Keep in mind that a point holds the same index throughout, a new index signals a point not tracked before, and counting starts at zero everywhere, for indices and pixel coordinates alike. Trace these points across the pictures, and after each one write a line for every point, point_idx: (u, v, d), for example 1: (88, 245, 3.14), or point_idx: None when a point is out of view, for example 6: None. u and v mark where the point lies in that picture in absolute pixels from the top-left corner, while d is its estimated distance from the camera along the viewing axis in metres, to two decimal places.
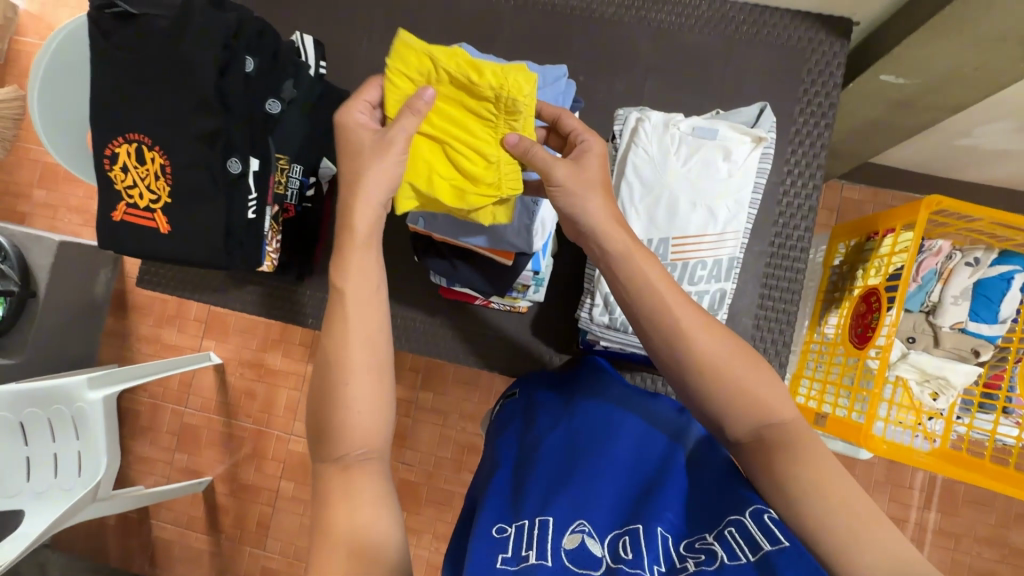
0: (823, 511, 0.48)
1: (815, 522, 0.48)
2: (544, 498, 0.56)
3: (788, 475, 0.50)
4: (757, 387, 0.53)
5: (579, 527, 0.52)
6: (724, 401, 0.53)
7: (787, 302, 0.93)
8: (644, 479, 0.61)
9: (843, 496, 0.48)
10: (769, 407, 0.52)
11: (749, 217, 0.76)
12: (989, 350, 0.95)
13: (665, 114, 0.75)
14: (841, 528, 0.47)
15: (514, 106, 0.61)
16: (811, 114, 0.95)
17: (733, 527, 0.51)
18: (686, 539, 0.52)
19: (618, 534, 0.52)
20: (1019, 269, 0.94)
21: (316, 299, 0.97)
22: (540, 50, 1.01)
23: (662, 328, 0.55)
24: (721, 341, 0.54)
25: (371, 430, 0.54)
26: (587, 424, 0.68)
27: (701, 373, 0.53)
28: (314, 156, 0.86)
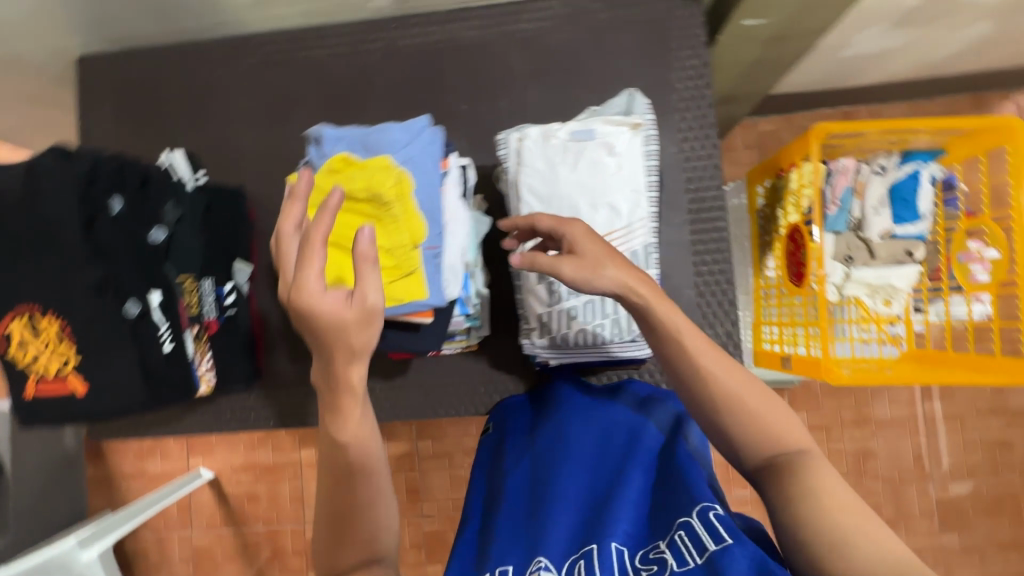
0: (824, 516, 0.45)
1: (807, 531, 0.46)
2: (508, 550, 0.59)
3: (793, 489, 0.48)
4: (768, 418, 0.52)
5: (538, 565, 0.54)
6: (741, 432, 0.52)
7: (720, 261, 0.94)
8: (605, 489, 0.63)
9: (841, 505, 0.46)
10: (778, 432, 0.51)
11: (651, 200, 0.76)
12: (920, 248, 0.98)
13: (542, 127, 0.76)
14: (842, 527, 0.45)
15: (385, 201, 0.59)
16: (689, 78, 0.96)
17: (682, 531, 0.52)
18: (641, 548, 0.54)
19: (577, 558, 0.54)
20: (924, 164, 0.96)
21: (274, 399, 0.98)
22: (419, 91, 1.01)
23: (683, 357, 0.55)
24: (742, 378, 0.54)
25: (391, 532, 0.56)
26: (550, 449, 0.70)
27: (721, 415, 0.53)
28: (219, 266, 0.86)
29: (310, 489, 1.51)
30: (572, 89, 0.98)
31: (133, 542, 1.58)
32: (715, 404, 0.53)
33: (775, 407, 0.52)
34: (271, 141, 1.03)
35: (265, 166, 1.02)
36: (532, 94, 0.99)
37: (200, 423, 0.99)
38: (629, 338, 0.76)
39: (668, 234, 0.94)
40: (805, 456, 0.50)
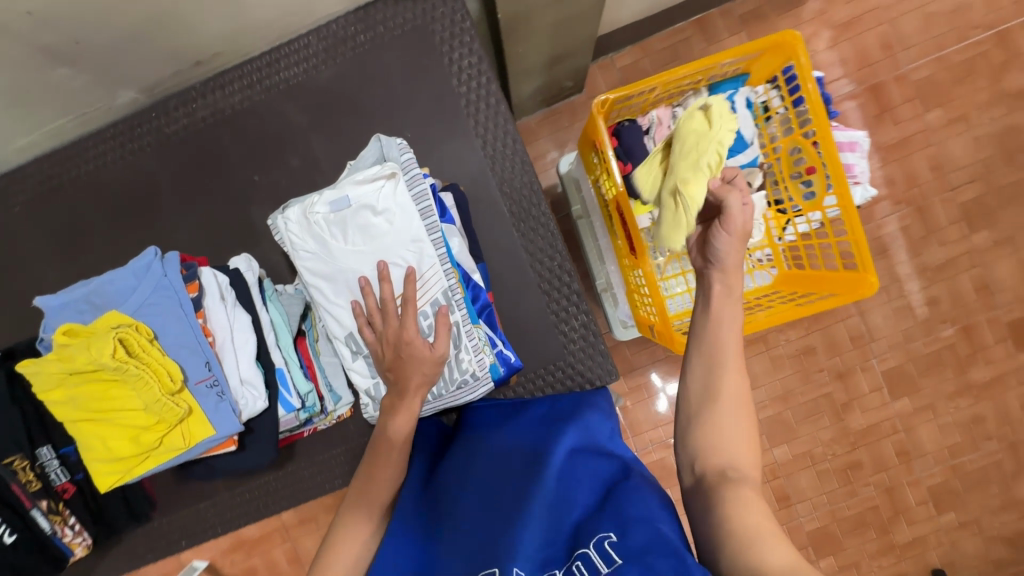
0: (742, 514, 0.51)
1: (729, 519, 0.52)
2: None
3: (726, 494, 0.54)
4: (739, 427, 0.58)
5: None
6: (707, 437, 0.58)
7: (557, 255, 0.91)
8: (509, 514, 0.63)
9: (762, 517, 0.51)
10: (737, 446, 0.57)
11: (438, 240, 0.73)
12: (757, 174, 0.94)
13: (300, 204, 0.71)
14: (751, 527, 0.50)
15: (115, 367, 0.55)
16: (470, 76, 0.90)
17: (579, 561, 0.54)
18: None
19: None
20: (734, 91, 0.92)
21: (178, 521, 0.97)
22: (210, 173, 0.95)
23: (699, 348, 0.62)
24: (736, 382, 0.60)
25: None
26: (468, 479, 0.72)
27: (706, 401, 0.59)
28: (54, 429, 0.81)
29: (303, 548, 1.78)
30: (362, 121, 0.93)
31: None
32: (712, 386, 0.59)
33: (750, 428, 0.58)
34: (77, 274, 0.96)
35: None
36: (327, 139, 0.94)
37: (114, 566, 0.98)
38: (460, 383, 0.76)
39: (498, 245, 0.91)
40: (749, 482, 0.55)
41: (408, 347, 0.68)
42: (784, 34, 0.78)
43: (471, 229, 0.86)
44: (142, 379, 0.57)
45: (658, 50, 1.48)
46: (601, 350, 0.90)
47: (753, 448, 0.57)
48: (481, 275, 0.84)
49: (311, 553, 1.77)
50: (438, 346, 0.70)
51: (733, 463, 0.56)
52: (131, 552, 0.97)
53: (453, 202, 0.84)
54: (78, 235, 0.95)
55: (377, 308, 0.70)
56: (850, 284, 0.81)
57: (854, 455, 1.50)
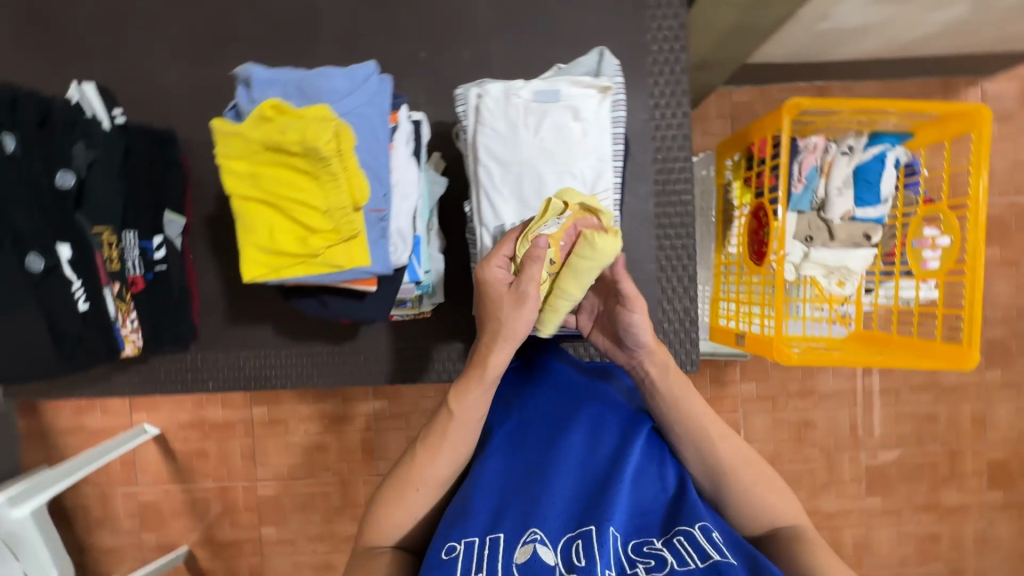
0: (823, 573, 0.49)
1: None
2: (497, 517, 0.51)
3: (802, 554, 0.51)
4: (758, 491, 0.55)
5: (530, 536, 0.48)
6: (740, 505, 0.55)
7: (683, 236, 0.92)
8: (598, 473, 0.54)
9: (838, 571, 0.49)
10: (769, 506, 0.55)
11: (616, 169, 0.73)
12: (878, 231, 0.99)
13: (503, 84, 0.70)
14: None
15: (322, 157, 0.53)
16: (665, 38, 0.90)
17: (681, 536, 0.47)
18: (636, 538, 0.49)
19: (572, 536, 0.48)
20: (889, 147, 0.97)
21: (213, 360, 0.93)
22: (373, 32, 0.90)
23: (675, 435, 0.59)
24: (733, 443, 0.57)
25: (416, 514, 0.57)
26: (542, 408, 0.64)
27: (716, 480, 0.56)
28: (142, 217, 0.79)
29: (261, 447, 1.71)
30: (545, 40, 0.90)
31: (85, 490, 1.74)
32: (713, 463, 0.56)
33: (771, 480, 0.56)
34: (202, 80, 0.90)
35: (194, 108, 0.90)
36: (506, 43, 0.90)
37: (129, 384, 0.93)
38: None
39: (633, 207, 0.91)
40: (802, 531, 0.54)
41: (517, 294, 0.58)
42: (977, 108, 0.83)
43: None
44: (338, 181, 0.54)
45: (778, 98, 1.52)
46: (692, 338, 0.92)
47: (783, 497, 0.56)
48: None
49: (267, 455, 1.70)
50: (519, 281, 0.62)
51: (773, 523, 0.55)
52: (152, 375, 0.92)
53: None
54: (216, 42, 0.90)
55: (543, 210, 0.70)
56: (951, 355, 0.85)
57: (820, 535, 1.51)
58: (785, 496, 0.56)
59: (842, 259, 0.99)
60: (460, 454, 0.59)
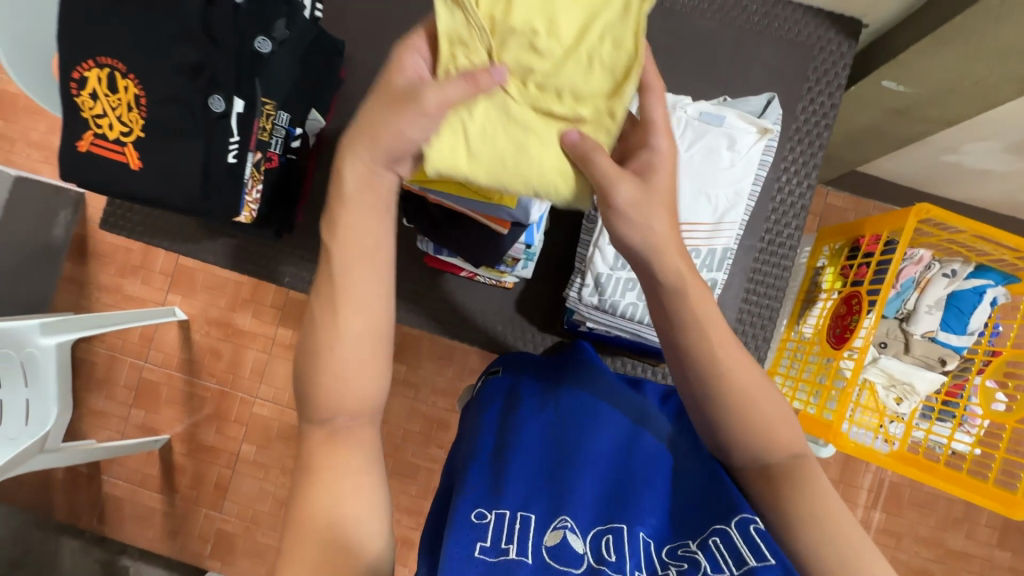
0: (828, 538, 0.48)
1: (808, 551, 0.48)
2: (530, 496, 0.55)
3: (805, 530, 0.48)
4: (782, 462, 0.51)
5: (561, 522, 0.51)
6: (775, 507, 0.50)
7: (771, 298, 0.93)
8: (620, 470, 0.58)
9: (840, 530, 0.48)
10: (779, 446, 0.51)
11: (747, 208, 0.75)
12: (954, 360, 0.99)
13: (673, 96, 0.74)
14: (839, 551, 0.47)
15: None
16: (813, 113, 0.93)
17: (717, 536, 0.51)
18: (668, 544, 0.52)
19: (600, 530, 0.52)
20: (992, 284, 0.97)
21: (296, 259, 0.96)
22: None
23: (733, 408, 0.51)
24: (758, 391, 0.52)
25: (343, 377, 0.47)
26: (571, 396, 0.66)
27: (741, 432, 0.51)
28: (300, 106, 0.83)
29: (272, 366, 1.72)
30: (700, 79, 0.95)
31: (97, 348, 1.77)
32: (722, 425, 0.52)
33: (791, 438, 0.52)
34: (383, 9, 0.96)
35: (368, 31, 0.96)
36: (667, 67, 0.95)
37: (214, 254, 0.97)
38: None
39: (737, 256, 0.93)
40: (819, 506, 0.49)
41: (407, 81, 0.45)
42: None
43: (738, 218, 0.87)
44: None
45: (871, 211, 1.53)
46: None
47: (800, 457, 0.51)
48: None
49: (275, 377, 1.72)
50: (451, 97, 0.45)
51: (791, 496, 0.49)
52: (239, 254, 0.97)
53: None
54: None
55: None
56: (1001, 498, 0.84)
57: None
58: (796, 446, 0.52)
59: (909, 375, 1.00)
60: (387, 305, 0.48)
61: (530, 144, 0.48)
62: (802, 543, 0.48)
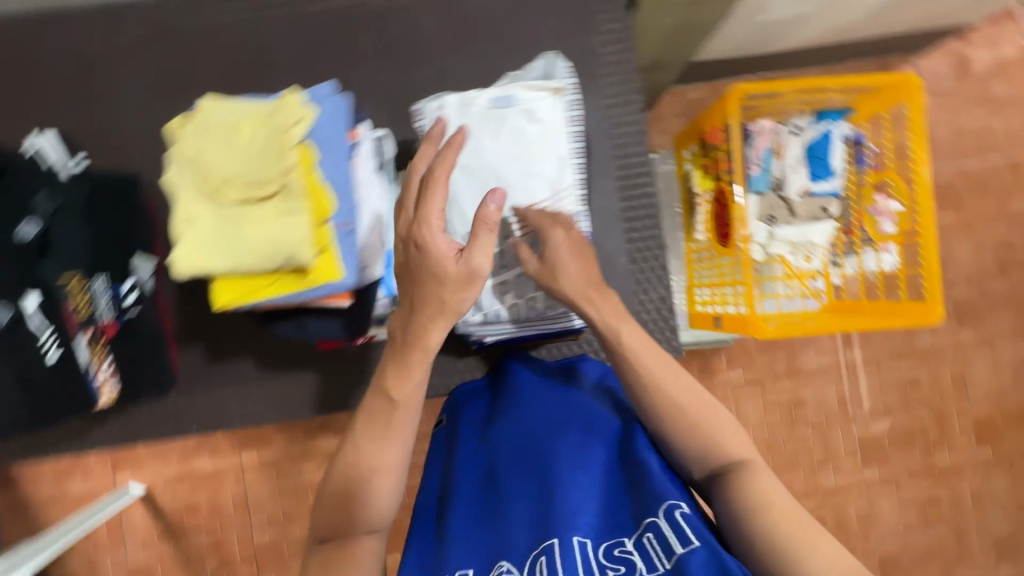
0: (775, 539, 0.56)
1: (759, 536, 0.57)
2: (478, 556, 0.65)
3: (759, 524, 0.57)
4: (741, 472, 0.62)
5: (503, 570, 0.61)
6: (733, 510, 0.60)
7: (651, 226, 0.94)
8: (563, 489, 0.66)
9: (789, 515, 0.57)
10: (722, 446, 0.64)
11: (577, 167, 0.74)
12: (835, 204, 1.03)
13: (459, 94, 0.71)
14: (786, 538, 0.55)
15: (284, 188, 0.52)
16: (611, 41, 0.94)
17: (650, 532, 0.59)
18: (606, 542, 0.60)
19: (536, 556, 0.60)
20: (835, 123, 1.01)
21: (194, 401, 0.91)
22: (334, 63, 0.93)
23: (670, 420, 0.65)
24: (710, 412, 0.65)
25: (382, 490, 0.63)
26: (508, 435, 0.74)
27: (697, 436, 0.64)
28: (114, 259, 0.77)
29: (255, 492, 1.66)
30: (497, 54, 0.94)
31: (70, 561, 1.65)
32: (689, 422, 0.65)
33: (737, 444, 0.64)
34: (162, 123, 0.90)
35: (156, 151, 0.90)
36: (466, 58, 0.93)
37: (106, 439, 0.90)
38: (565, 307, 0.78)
39: (601, 202, 0.94)
40: (768, 501, 0.59)
41: (422, 262, 0.60)
42: (907, 78, 0.86)
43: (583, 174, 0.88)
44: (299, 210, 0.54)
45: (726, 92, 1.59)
46: (672, 324, 0.94)
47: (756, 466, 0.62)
48: None
49: (262, 500, 1.65)
50: (458, 262, 0.60)
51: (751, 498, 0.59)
52: (132, 426, 0.90)
53: None
54: (176, 86, 0.91)
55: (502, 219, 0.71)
56: (914, 312, 0.88)
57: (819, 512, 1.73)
58: (741, 443, 0.64)
59: (805, 235, 1.03)
60: (405, 438, 0.64)
61: (248, 236, 0.53)
62: (754, 531, 0.57)
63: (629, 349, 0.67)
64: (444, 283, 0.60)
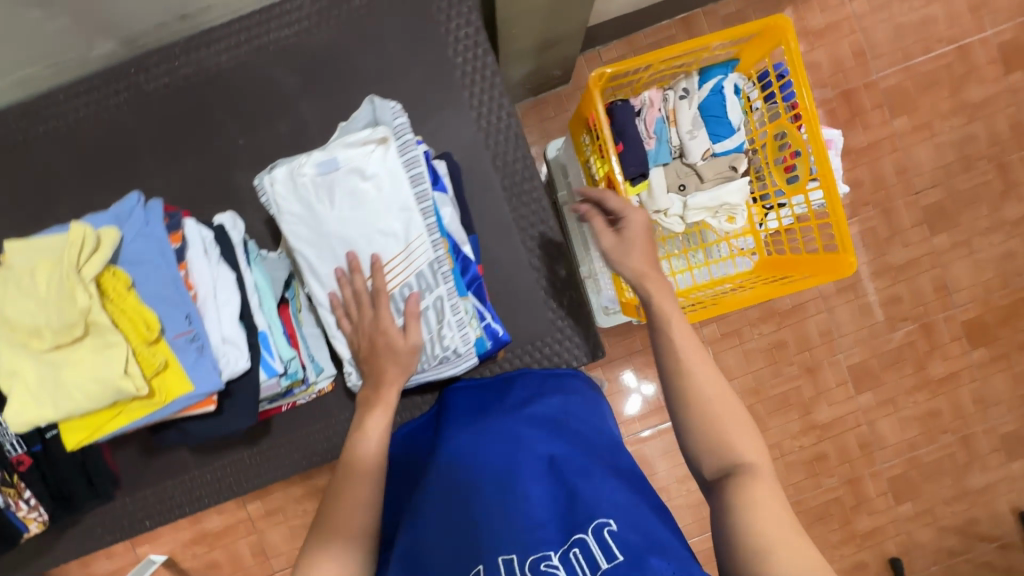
0: (765, 549, 0.54)
1: (751, 531, 0.55)
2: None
3: (751, 531, 0.55)
4: (749, 465, 0.60)
5: None
6: (725, 503, 0.59)
7: (547, 231, 0.91)
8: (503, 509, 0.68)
9: (778, 533, 0.55)
10: (735, 446, 0.61)
11: (425, 210, 0.73)
12: (743, 159, 0.97)
13: (287, 166, 0.70)
14: (770, 542, 0.54)
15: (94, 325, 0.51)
16: (466, 49, 0.89)
17: (576, 548, 0.61)
18: (534, 555, 0.62)
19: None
20: (724, 77, 0.95)
21: (139, 499, 0.92)
22: (193, 137, 0.91)
23: (692, 409, 0.64)
24: (730, 406, 0.63)
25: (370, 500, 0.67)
26: (454, 458, 0.76)
27: (702, 419, 0.63)
28: None
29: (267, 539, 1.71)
30: (353, 90, 0.90)
31: None
32: (694, 399, 0.64)
33: (752, 447, 0.61)
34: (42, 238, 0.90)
35: None
36: (317, 105, 0.90)
37: (69, 551, 0.92)
38: (441, 358, 0.77)
39: (490, 217, 0.91)
40: (762, 503, 0.57)
41: (384, 338, 0.72)
42: (772, 20, 0.79)
43: (462, 199, 0.85)
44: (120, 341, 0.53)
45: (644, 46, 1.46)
46: (588, 326, 0.92)
47: (761, 464, 0.61)
48: (472, 247, 0.85)
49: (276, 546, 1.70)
50: (409, 335, 0.73)
51: (737, 473, 0.60)
52: (89, 535, 0.92)
53: (446, 170, 0.83)
54: (44, 198, 0.90)
55: (355, 284, 0.72)
56: (828, 265, 0.84)
57: (819, 447, 1.56)
58: (751, 445, 0.62)
59: (719, 198, 0.97)
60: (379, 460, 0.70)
61: (70, 380, 0.52)
62: (739, 524, 0.56)
63: (667, 310, 0.68)
64: (394, 353, 0.73)
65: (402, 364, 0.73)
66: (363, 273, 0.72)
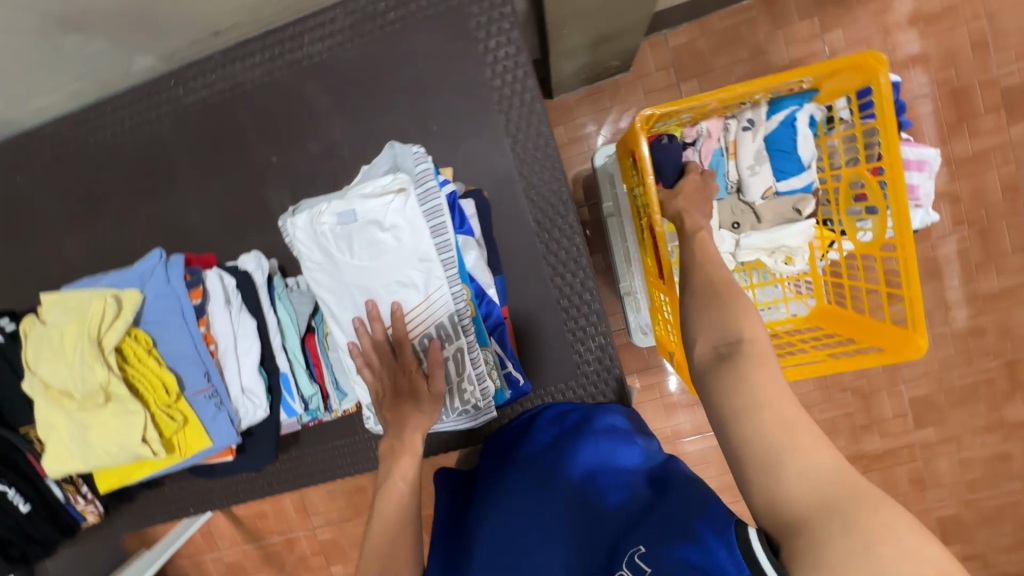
0: (764, 453, 0.40)
1: (749, 431, 0.41)
2: None
3: (739, 420, 0.42)
4: (754, 346, 0.46)
5: None
6: (714, 388, 0.45)
7: (575, 272, 0.86)
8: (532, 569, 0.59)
9: (780, 424, 0.41)
10: (735, 323, 0.48)
11: (446, 261, 0.70)
12: (809, 202, 0.86)
13: (309, 210, 0.68)
14: (771, 444, 0.40)
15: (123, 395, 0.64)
16: (505, 68, 0.82)
17: None
18: None
19: None
20: (797, 108, 0.84)
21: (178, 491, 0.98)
22: (230, 151, 0.91)
23: (695, 300, 0.53)
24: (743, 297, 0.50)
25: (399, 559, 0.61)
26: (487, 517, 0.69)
27: (700, 304, 0.51)
28: None
29: None
30: (384, 106, 0.86)
31: None
32: (695, 286, 0.54)
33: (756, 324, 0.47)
34: (98, 243, 0.95)
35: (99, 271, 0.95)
36: (347, 125, 0.88)
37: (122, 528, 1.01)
38: (462, 410, 0.74)
39: (518, 253, 0.87)
40: (770, 397, 0.42)
41: (409, 382, 0.70)
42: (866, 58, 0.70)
43: (491, 240, 0.81)
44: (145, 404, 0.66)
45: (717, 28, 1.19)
46: (615, 373, 0.87)
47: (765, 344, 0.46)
48: (497, 289, 0.81)
49: None
50: (432, 382, 0.69)
51: (726, 338, 0.47)
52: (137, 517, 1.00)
53: (474, 208, 0.79)
54: (98, 206, 0.94)
55: (372, 335, 0.69)
56: (895, 341, 0.74)
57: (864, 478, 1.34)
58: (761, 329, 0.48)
59: (776, 240, 0.87)
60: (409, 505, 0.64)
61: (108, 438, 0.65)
62: (739, 426, 0.42)
63: (699, 238, 0.62)
64: (415, 400, 0.69)
65: (424, 411, 0.69)
66: (383, 322, 0.69)
